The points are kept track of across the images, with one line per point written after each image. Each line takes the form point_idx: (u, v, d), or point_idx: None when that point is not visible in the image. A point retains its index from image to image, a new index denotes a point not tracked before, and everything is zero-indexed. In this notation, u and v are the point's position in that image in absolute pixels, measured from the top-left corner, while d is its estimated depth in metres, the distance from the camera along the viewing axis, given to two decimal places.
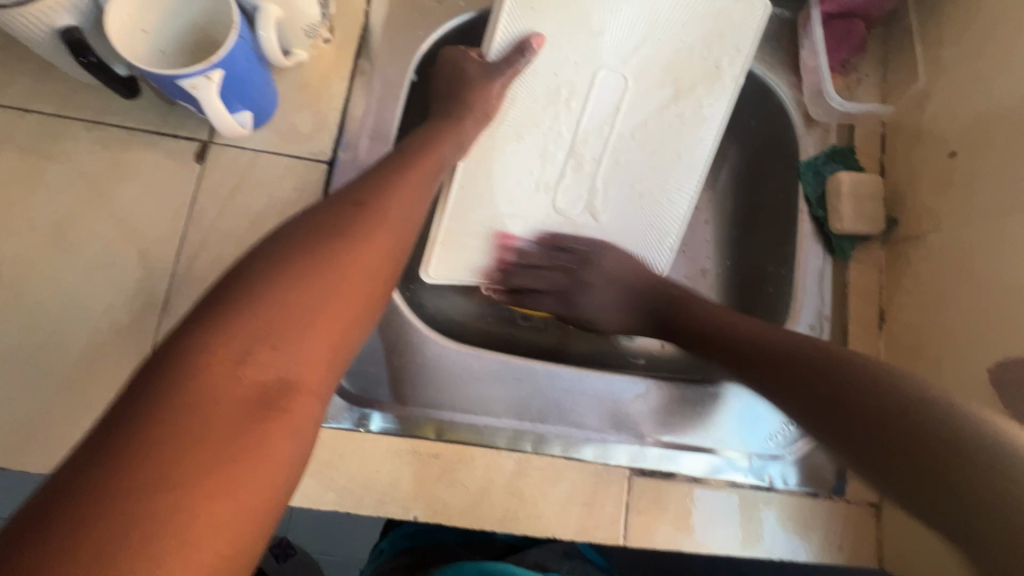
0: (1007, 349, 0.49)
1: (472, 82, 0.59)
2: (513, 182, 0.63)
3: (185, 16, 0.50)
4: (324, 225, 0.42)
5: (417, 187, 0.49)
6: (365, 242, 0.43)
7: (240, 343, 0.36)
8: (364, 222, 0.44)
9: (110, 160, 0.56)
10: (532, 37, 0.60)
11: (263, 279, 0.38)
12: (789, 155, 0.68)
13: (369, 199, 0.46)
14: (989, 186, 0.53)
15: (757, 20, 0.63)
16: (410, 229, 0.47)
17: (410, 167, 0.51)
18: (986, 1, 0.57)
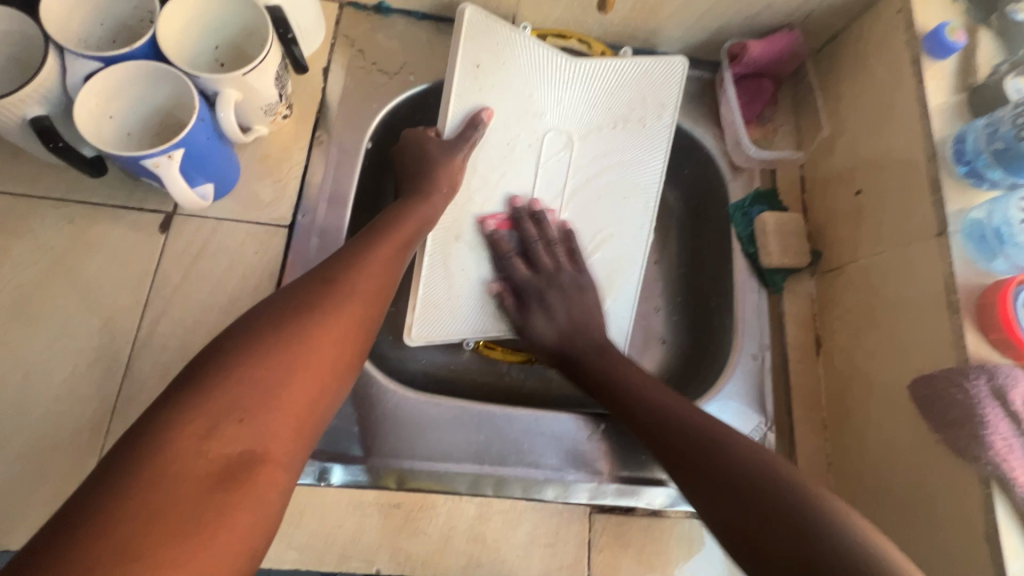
0: (921, 368, 0.54)
1: (428, 149, 0.64)
2: (484, 244, 0.67)
3: (150, 102, 0.54)
4: (293, 302, 0.45)
5: (370, 250, 0.52)
6: (334, 318, 0.46)
7: (208, 423, 0.38)
8: (335, 297, 0.47)
9: (76, 235, 0.58)
10: (482, 111, 0.65)
11: (234, 356, 0.41)
12: (720, 200, 0.74)
13: (338, 274, 0.49)
14: (891, 219, 0.59)
15: (678, 77, 0.70)
16: (378, 295, 0.50)
17: (369, 236, 0.54)
18: (868, 59, 0.65)
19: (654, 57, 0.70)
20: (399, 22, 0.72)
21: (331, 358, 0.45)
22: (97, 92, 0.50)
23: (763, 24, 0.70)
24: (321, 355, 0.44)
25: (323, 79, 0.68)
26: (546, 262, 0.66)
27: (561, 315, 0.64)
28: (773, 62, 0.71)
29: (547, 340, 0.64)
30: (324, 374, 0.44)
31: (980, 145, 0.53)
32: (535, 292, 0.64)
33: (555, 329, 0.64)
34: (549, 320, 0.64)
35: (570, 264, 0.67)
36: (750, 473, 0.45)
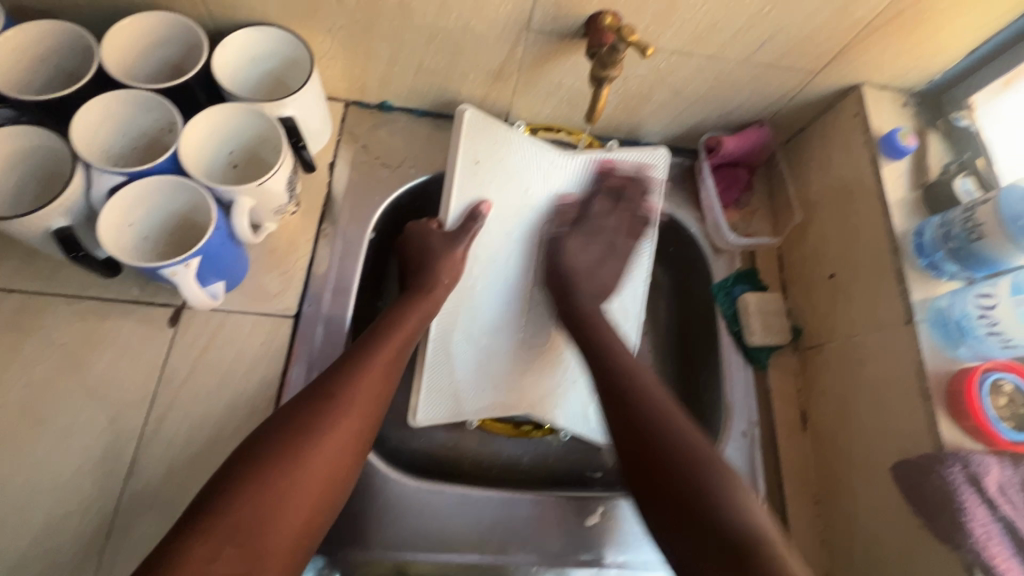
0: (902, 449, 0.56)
1: (431, 242, 0.68)
2: (486, 326, 0.70)
3: (165, 208, 0.57)
4: (293, 418, 0.49)
5: (369, 357, 0.55)
6: (332, 432, 0.49)
7: (210, 550, 0.41)
8: (331, 413, 0.50)
9: (87, 331, 0.60)
10: (482, 203, 0.70)
11: (238, 482, 0.44)
12: (704, 279, 0.78)
13: (337, 386, 0.51)
14: (863, 304, 0.64)
15: (659, 168, 0.75)
16: (375, 400, 0.53)
17: (371, 339, 0.57)
18: (833, 155, 0.71)
19: (637, 151, 0.75)
20: (400, 118, 0.77)
21: (328, 471, 0.48)
22: (119, 204, 0.54)
23: (735, 119, 0.76)
24: (320, 468, 0.47)
25: (329, 173, 0.72)
26: (579, 248, 0.70)
27: (595, 253, 0.71)
28: (747, 153, 0.77)
29: (573, 265, 0.69)
30: (317, 489, 0.47)
31: (936, 241, 0.58)
32: (590, 223, 0.72)
33: (574, 256, 0.70)
34: (585, 248, 0.70)
35: (603, 225, 0.72)
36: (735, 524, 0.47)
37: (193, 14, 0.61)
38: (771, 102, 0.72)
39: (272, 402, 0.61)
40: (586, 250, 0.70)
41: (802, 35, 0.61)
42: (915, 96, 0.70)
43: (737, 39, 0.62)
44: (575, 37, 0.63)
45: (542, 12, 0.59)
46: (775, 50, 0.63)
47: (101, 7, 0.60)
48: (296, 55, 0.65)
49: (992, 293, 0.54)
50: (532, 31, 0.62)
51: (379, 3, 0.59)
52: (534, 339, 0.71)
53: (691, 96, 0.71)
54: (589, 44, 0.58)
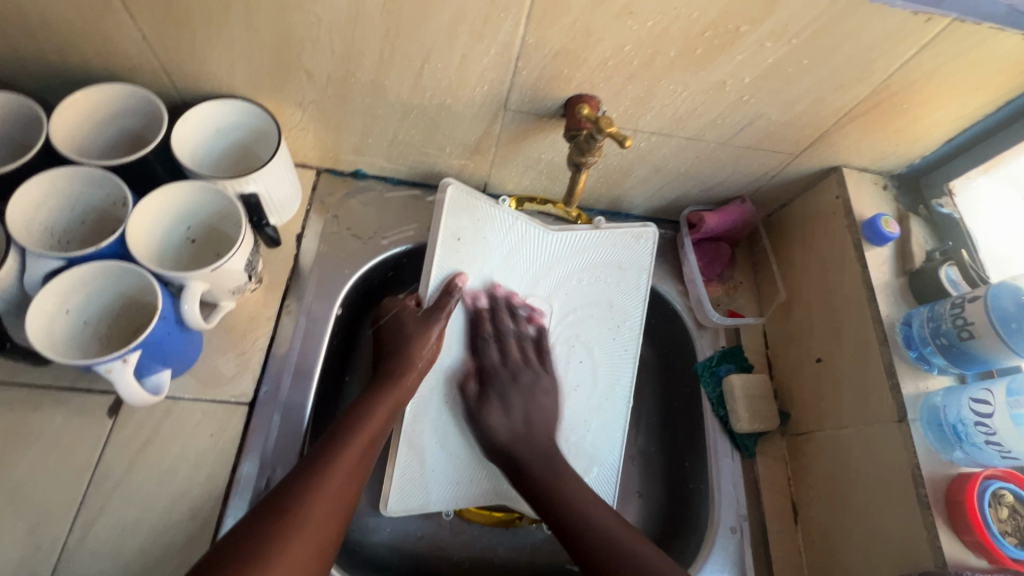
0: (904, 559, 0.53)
1: (409, 327, 0.63)
2: (464, 409, 0.65)
3: (109, 292, 0.53)
4: (242, 548, 0.45)
5: (330, 466, 0.52)
6: (286, 558, 0.46)
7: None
8: (285, 534, 0.47)
9: (12, 424, 0.54)
10: (457, 277, 0.64)
11: None
12: (688, 356, 0.75)
13: (292, 501, 0.49)
14: (853, 395, 0.61)
15: (646, 249, 0.73)
16: (334, 519, 0.50)
17: (333, 443, 0.54)
18: (815, 234, 0.70)
19: (628, 225, 0.72)
20: (374, 187, 0.74)
21: None
22: (57, 290, 0.49)
23: (717, 195, 0.75)
24: None
25: (297, 245, 0.69)
26: (474, 390, 0.65)
27: (518, 416, 0.65)
28: (729, 229, 0.76)
29: (498, 439, 0.63)
30: None
31: (925, 334, 0.57)
32: (495, 375, 0.66)
33: (498, 429, 0.64)
34: (507, 418, 0.64)
35: (514, 353, 0.68)
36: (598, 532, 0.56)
37: (155, 83, 0.58)
38: (753, 180, 0.71)
39: (217, 503, 0.55)
40: (500, 417, 0.64)
41: (782, 121, 0.61)
42: (895, 179, 0.70)
43: (717, 123, 0.61)
44: (554, 117, 0.61)
45: (520, 94, 0.58)
46: (754, 134, 0.63)
47: (55, 74, 0.57)
48: (264, 126, 0.62)
49: (991, 399, 0.52)
50: (510, 110, 0.60)
51: (353, 80, 0.57)
52: (514, 420, 0.67)
53: (672, 172, 0.70)
54: (568, 126, 0.57)
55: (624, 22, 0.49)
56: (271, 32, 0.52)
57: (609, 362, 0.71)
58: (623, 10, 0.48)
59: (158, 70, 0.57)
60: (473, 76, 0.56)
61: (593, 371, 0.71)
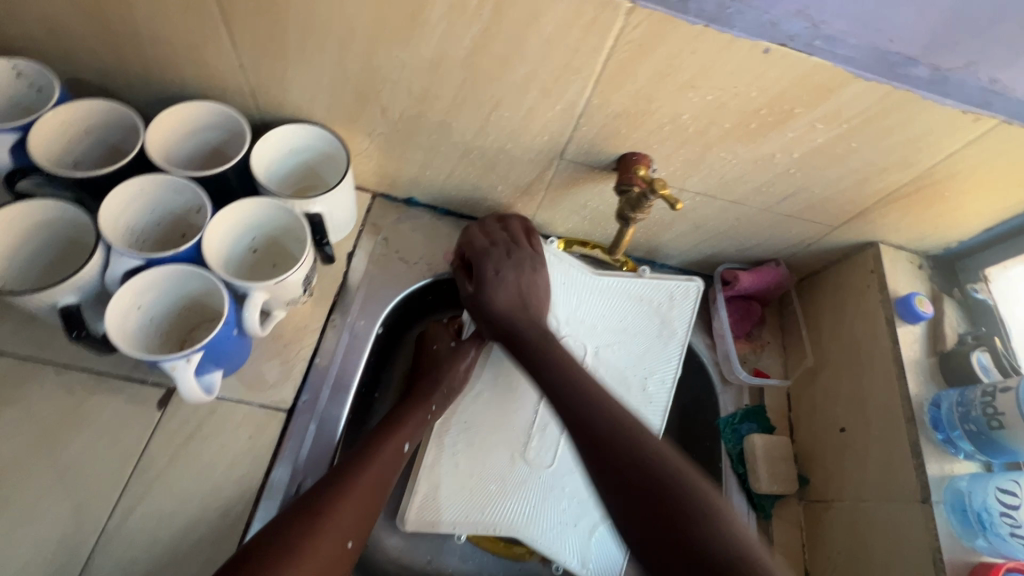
0: None
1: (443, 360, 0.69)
2: (493, 440, 0.68)
3: (178, 291, 0.57)
4: (274, 543, 0.47)
5: (364, 475, 0.55)
6: (310, 552, 0.48)
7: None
8: (312, 534, 0.49)
9: (70, 405, 0.58)
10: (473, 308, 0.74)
11: None
12: (711, 410, 0.76)
13: (322, 503, 0.51)
14: (877, 468, 0.61)
15: (689, 304, 0.75)
16: (358, 528, 0.52)
17: (366, 453, 0.56)
18: (847, 305, 0.71)
19: (674, 279, 0.75)
20: (424, 215, 0.78)
21: None
22: (132, 288, 0.53)
23: (753, 256, 0.77)
24: None
25: (347, 263, 0.72)
26: (483, 240, 0.68)
27: (508, 278, 0.66)
28: (762, 290, 0.78)
29: (498, 303, 0.65)
30: None
31: (953, 417, 0.58)
32: (488, 258, 0.67)
33: (501, 291, 0.65)
34: (498, 290, 0.65)
35: (494, 259, 0.67)
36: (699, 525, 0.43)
37: (241, 104, 0.63)
38: (790, 246, 0.74)
39: (248, 504, 0.57)
40: (504, 288, 0.65)
41: (824, 194, 0.63)
42: (930, 260, 0.71)
43: (762, 190, 0.64)
44: (605, 169, 0.65)
45: (576, 146, 0.62)
46: (796, 204, 0.65)
47: (155, 88, 0.62)
48: (332, 151, 0.66)
49: (1018, 491, 0.54)
50: (564, 159, 0.64)
51: (422, 118, 0.62)
52: (536, 458, 0.68)
53: (711, 230, 0.73)
54: (620, 180, 0.60)
55: (686, 93, 0.52)
56: (357, 71, 0.56)
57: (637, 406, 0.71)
58: (687, 83, 0.51)
59: (246, 93, 0.61)
60: (535, 126, 0.60)
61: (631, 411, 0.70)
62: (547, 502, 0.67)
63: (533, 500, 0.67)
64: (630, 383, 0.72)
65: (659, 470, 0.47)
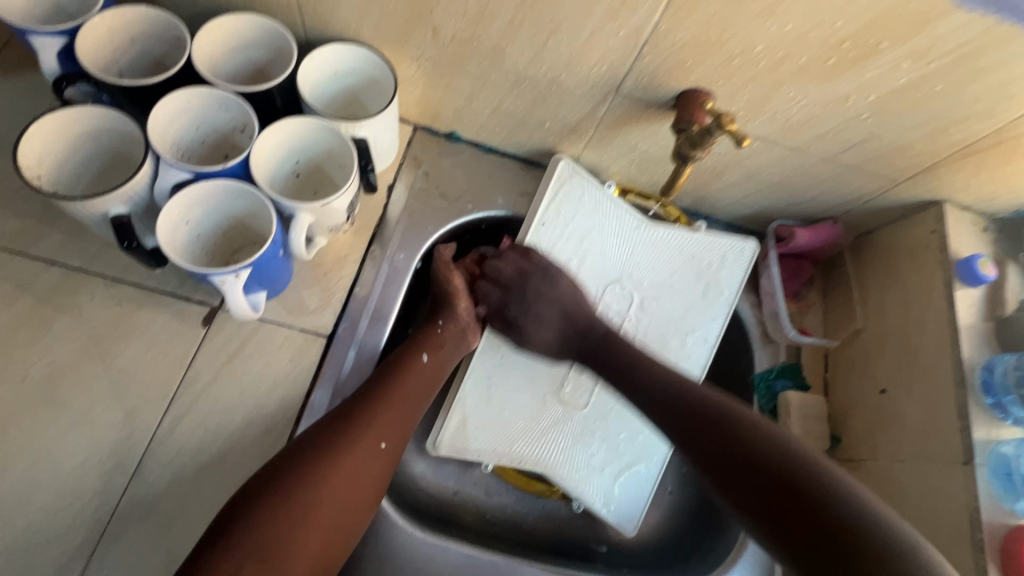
0: None
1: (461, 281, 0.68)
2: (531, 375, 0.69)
3: (225, 210, 0.57)
4: (316, 443, 0.49)
5: (399, 389, 0.56)
6: (349, 455, 0.49)
7: (237, 562, 0.42)
8: (348, 438, 0.50)
9: (119, 317, 0.59)
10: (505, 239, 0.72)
11: (260, 504, 0.45)
12: (746, 366, 0.75)
13: (358, 410, 0.53)
14: (917, 431, 0.61)
15: (742, 268, 0.73)
16: (393, 431, 0.53)
17: (399, 370, 0.57)
18: (901, 266, 0.69)
19: (728, 239, 0.72)
20: (465, 150, 0.76)
21: (344, 502, 0.48)
22: (181, 201, 0.53)
23: (806, 211, 0.74)
24: (332, 497, 0.47)
25: (387, 195, 0.71)
26: (514, 310, 0.66)
27: (549, 315, 0.66)
28: (816, 248, 0.75)
29: (542, 348, 0.67)
30: (332, 518, 0.47)
31: (1008, 382, 0.56)
32: (518, 303, 0.66)
33: (545, 304, 0.66)
34: (538, 330, 0.66)
35: (546, 305, 0.66)
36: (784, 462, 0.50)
37: (286, 19, 0.61)
38: (847, 201, 0.70)
39: (290, 422, 0.59)
40: (546, 326, 0.66)
41: (895, 145, 0.60)
42: (997, 223, 0.68)
43: (828, 137, 0.60)
44: (662, 107, 0.61)
45: (635, 80, 0.58)
46: (862, 154, 0.62)
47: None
48: (380, 77, 0.64)
49: None
50: (620, 94, 0.61)
51: (475, 43, 0.59)
52: (572, 400, 0.69)
53: (765, 181, 0.69)
54: (680, 118, 0.58)
55: (764, 22, 0.49)
56: None
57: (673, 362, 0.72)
58: (766, 10, 0.47)
59: (292, 7, 0.59)
60: (594, 55, 0.56)
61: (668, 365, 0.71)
62: (577, 447, 0.69)
63: (564, 443, 0.68)
64: (669, 339, 0.72)
65: (776, 457, 0.50)
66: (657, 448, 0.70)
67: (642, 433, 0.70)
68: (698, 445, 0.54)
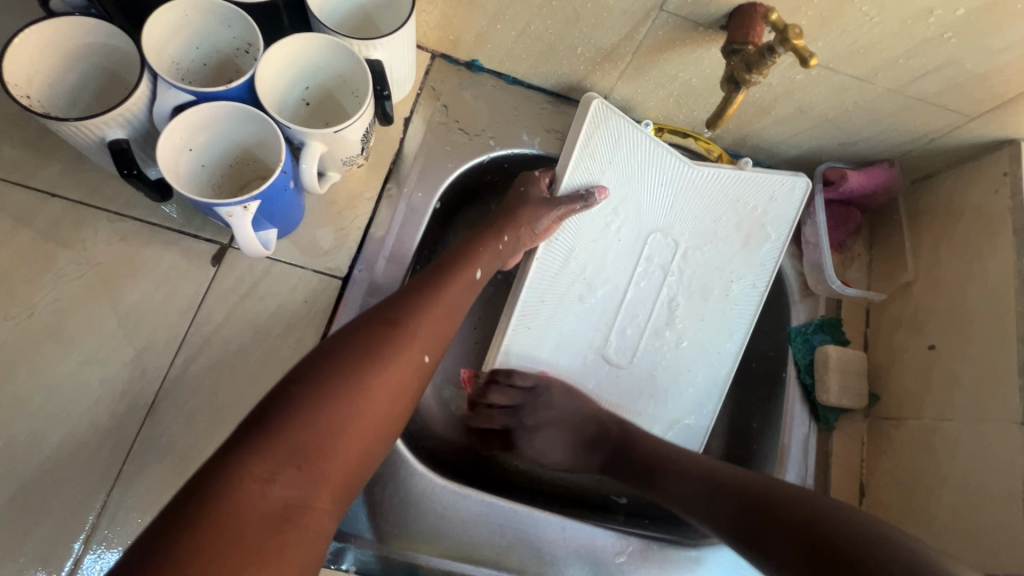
0: (997, 560, 0.51)
1: (528, 208, 0.59)
2: (573, 330, 0.65)
3: (231, 138, 0.52)
4: (359, 343, 0.45)
5: (450, 301, 0.52)
6: (394, 361, 0.45)
7: (271, 464, 0.38)
8: (394, 343, 0.46)
9: (125, 254, 0.56)
10: (596, 188, 0.62)
11: (297, 403, 0.40)
12: (782, 319, 0.71)
13: (401, 317, 0.48)
14: (969, 390, 0.57)
15: (792, 211, 0.67)
16: (435, 344, 0.49)
17: (446, 281, 0.53)
18: (963, 215, 0.63)
19: (780, 176, 0.66)
20: (487, 82, 0.70)
21: (387, 409, 0.44)
22: (182, 125, 0.48)
23: (860, 153, 0.68)
24: (379, 402, 0.44)
25: (403, 129, 0.66)
26: (506, 404, 0.66)
27: (549, 438, 0.66)
28: (866, 194, 0.69)
29: (556, 459, 0.67)
30: (371, 427, 0.43)
31: None
32: (520, 426, 0.66)
33: (541, 431, 0.66)
34: (545, 454, 0.67)
35: (545, 413, 0.65)
36: (817, 518, 0.46)
37: None
38: (908, 141, 0.64)
39: None
40: (543, 439, 0.66)
41: (976, 72, 0.53)
42: None
43: (899, 63, 0.53)
44: (713, 27, 0.54)
45: None
46: (936, 84, 0.55)
47: None
48: None
49: None
50: (665, 12, 0.54)
51: None
52: (613, 356, 0.66)
53: (819, 117, 0.63)
54: (732, 38, 0.51)
55: None
56: None
57: (714, 318, 0.68)
58: None
59: None
60: None
61: (707, 322, 0.68)
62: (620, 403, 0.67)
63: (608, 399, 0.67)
64: (711, 295, 0.68)
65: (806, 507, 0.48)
66: (705, 400, 0.68)
67: (690, 386, 0.68)
68: (740, 524, 0.51)
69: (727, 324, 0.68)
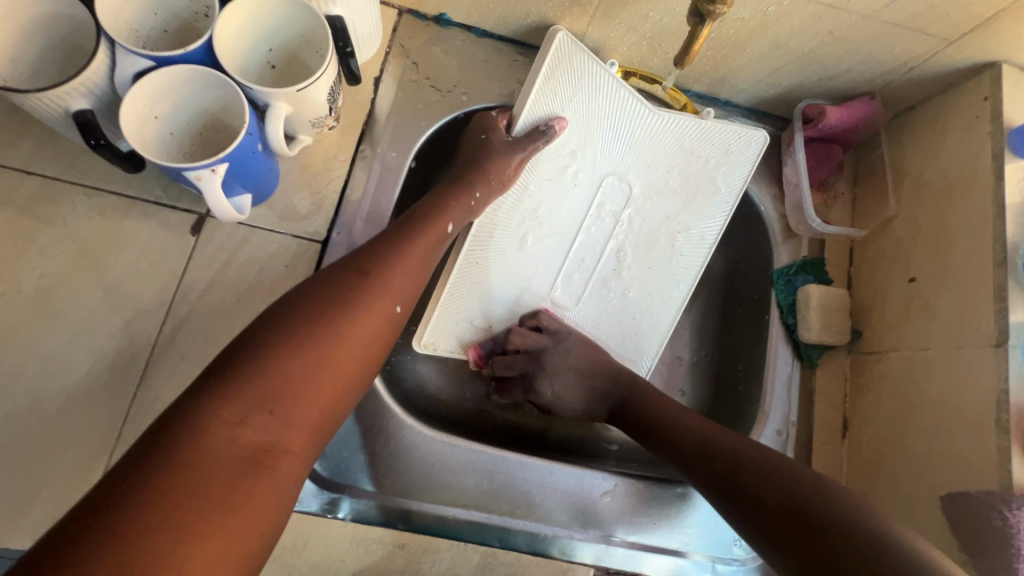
0: (971, 479, 0.53)
1: (494, 151, 0.60)
2: (523, 272, 0.66)
3: (197, 104, 0.53)
4: (333, 295, 0.46)
5: (422, 256, 0.52)
6: (366, 313, 0.46)
7: (241, 408, 0.39)
8: (367, 294, 0.47)
9: (106, 227, 0.56)
10: (556, 120, 0.62)
11: (266, 350, 0.42)
12: (765, 262, 0.71)
13: (373, 268, 0.48)
14: (946, 319, 0.57)
15: (750, 158, 0.67)
16: (408, 296, 0.50)
17: (419, 234, 0.53)
18: (942, 144, 0.62)
19: (737, 126, 0.65)
20: (457, 36, 0.68)
21: (355, 359, 0.45)
22: (146, 92, 0.49)
23: (840, 88, 0.66)
24: (348, 353, 0.45)
25: (374, 89, 0.65)
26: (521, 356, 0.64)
27: (564, 381, 0.64)
28: (848, 130, 0.68)
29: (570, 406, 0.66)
30: (341, 376, 0.44)
31: None
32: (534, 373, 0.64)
33: (557, 379, 0.64)
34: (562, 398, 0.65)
35: (557, 359, 0.64)
36: (818, 505, 0.45)
37: None
38: (887, 71, 0.63)
39: None
40: (559, 383, 0.64)
41: None
42: None
43: None
44: None
45: None
46: (910, 7, 0.53)
47: None
48: None
49: None
50: None
51: None
52: (562, 300, 0.68)
53: (794, 51, 0.61)
54: None
55: None
56: None
57: (664, 269, 0.69)
58: None
59: None
60: None
61: (657, 272, 0.69)
62: None
63: None
64: (660, 241, 0.69)
65: (804, 487, 0.47)
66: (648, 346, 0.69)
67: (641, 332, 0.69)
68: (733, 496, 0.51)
69: (675, 274, 0.69)
